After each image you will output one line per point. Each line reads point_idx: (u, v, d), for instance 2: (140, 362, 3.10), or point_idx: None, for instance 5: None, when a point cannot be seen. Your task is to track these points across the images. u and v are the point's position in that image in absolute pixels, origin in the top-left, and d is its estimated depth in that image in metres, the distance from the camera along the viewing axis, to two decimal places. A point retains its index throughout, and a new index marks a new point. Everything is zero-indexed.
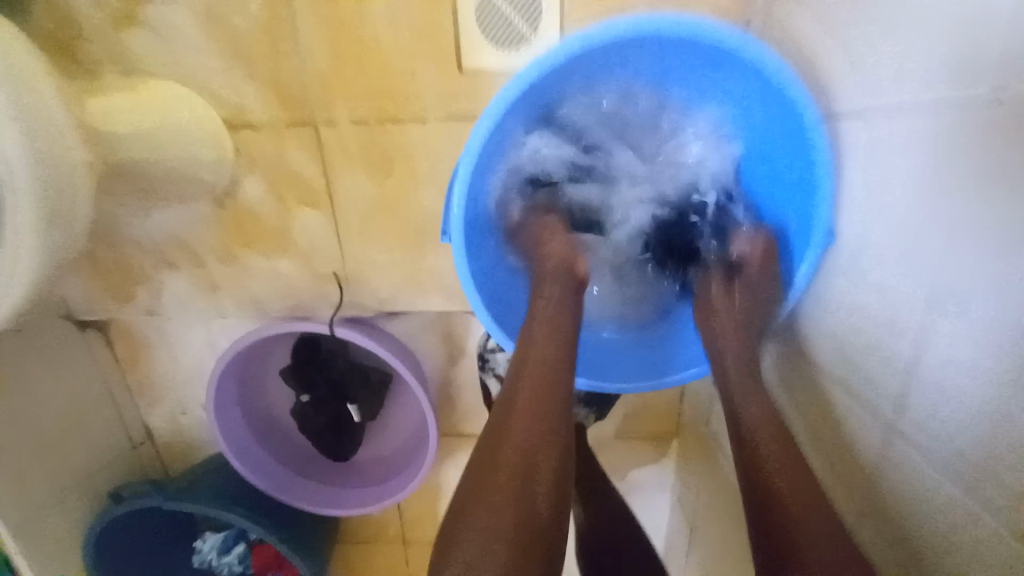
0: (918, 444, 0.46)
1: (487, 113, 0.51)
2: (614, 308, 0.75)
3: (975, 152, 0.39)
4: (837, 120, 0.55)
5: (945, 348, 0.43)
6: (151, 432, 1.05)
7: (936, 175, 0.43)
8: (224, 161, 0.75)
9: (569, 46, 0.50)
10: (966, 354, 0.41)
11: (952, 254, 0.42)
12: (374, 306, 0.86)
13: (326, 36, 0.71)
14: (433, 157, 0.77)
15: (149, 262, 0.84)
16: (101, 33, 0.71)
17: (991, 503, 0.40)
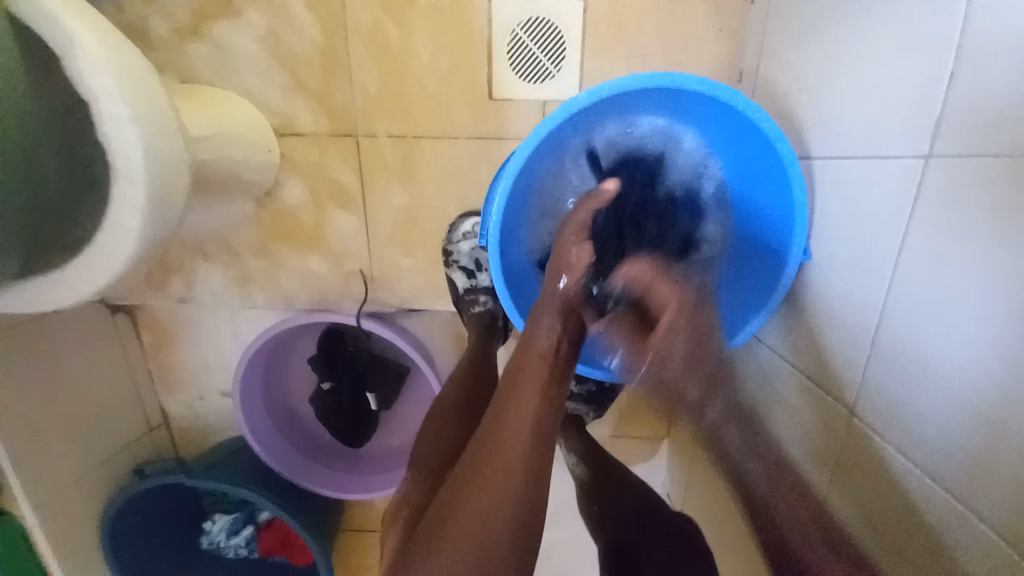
0: (913, 456, 0.50)
1: (535, 130, 0.60)
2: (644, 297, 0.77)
3: (978, 194, 0.43)
4: (809, 159, 0.66)
5: (942, 375, 0.46)
6: (167, 420, 1.05)
7: (948, 211, 0.46)
8: (271, 164, 0.83)
9: (607, 87, 0.59)
10: (959, 384, 0.45)
11: (948, 286, 0.45)
12: (397, 304, 0.93)
13: (375, 64, 0.80)
14: (459, 171, 0.86)
15: (187, 254, 0.90)
16: (169, 47, 0.79)
17: (988, 518, 0.43)
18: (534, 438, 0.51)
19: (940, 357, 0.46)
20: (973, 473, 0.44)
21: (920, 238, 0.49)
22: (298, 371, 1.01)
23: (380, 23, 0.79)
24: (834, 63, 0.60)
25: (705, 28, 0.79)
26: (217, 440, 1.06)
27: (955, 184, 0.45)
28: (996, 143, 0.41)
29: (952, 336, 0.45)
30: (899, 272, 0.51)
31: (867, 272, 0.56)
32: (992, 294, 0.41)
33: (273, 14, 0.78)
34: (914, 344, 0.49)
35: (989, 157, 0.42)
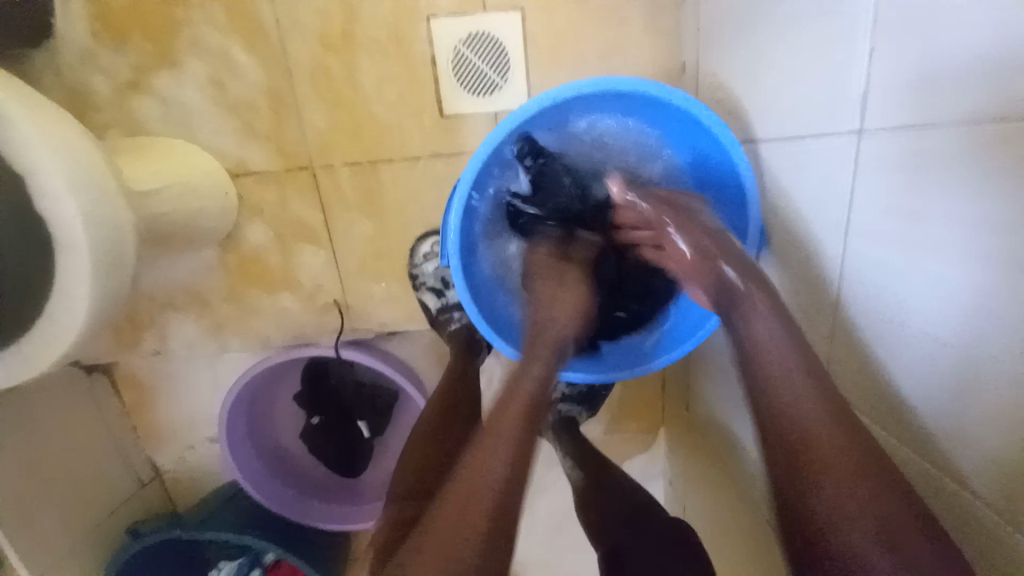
0: (883, 418, 0.52)
1: (480, 149, 0.61)
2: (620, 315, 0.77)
3: (915, 168, 0.44)
4: (753, 144, 0.67)
5: (905, 340, 0.48)
6: (159, 475, 1.04)
7: (893, 176, 0.47)
8: (230, 208, 0.82)
9: (541, 100, 0.60)
10: (916, 348, 0.46)
11: (908, 249, 0.46)
12: (376, 331, 0.93)
13: (321, 97, 0.80)
14: (420, 192, 0.86)
15: (156, 307, 0.89)
16: (110, 104, 0.79)
17: (976, 485, 0.43)
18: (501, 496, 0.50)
19: (899, 329, 0.48)
20: (944, 436, 0.46)
21: (868, 214, 0.50)
22: (283, 411, 1.01)
23: (322, 57, 0.79)
24: (762, 50, 0.62)
25: (643, 26, 0.80)
26: (212, 490, 1.05)
27: (886, 157, 0.47)
28: (912, 117, 0.44)
29: (913, 304, 0.46)
30: (858, 240, 0.51)
31: (820, 245, 0.57)
32: (944, 264, 0.43)
33: (212, 60, 0.78)
34: (875, 320, 0.51)
35: (922, 132, 0.43)
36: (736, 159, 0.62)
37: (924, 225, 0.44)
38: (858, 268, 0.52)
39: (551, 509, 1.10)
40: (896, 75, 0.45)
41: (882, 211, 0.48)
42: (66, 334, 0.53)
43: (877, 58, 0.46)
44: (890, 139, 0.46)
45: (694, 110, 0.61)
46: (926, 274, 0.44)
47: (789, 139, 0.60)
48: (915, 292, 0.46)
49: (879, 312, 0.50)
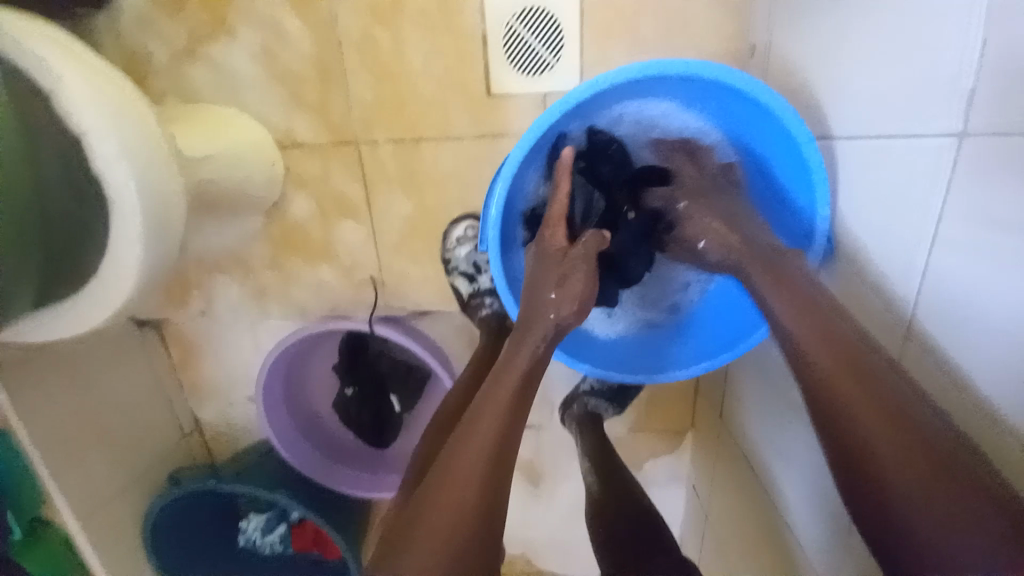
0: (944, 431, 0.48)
1: (541, 119, 0.58)
2: (639, 315, 0.78)
3: (1019, 178, 0.40)
4: (827, 139, 0.61)
5: (984, 353, 0.44)
6: (200, 427, 1.10)
7: (989, 182, 0.42)
8: (276, 178, 0.83)
9: (614, 75, 0.57)
10: (998, 365, 0.43)
11: (1000, 263, 0.42)
12: (408, 310, 0.94)
13: (369, 69, 0.79)
14: (463, 172, 0.84)
15: (203, 270, 0.92)
16: (169, 68, 0.80)
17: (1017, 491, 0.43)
18: (501, 425, 0.56)
19: (977, 344, 0.44)
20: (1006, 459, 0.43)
21: (961, 229, 0.45)
22: (318, 379, 1.04)
23: (373, 29, 0.77)
24: (849, 32, 0.55)
25: (709, 7, 0.74)
26: (247, 446, 1.10)
27: (982, 161, 0.43)
28: (1019, 118, 0.39)
29: (1000, 325, 0.42)
30: (943, 249, 0.47)
31: (898, 253, 0.52)
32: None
33: (266, 29, 0.78)
34: (947, 334, 0.47)
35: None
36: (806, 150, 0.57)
37: (1016, 241, 0.40)
38: (941, 278, 0.47)
39: (569, 499, 1.10)
40: (1008, 68, 0.40)
41: (972, 221, 0.44)
42: (113, 298, 0.56)
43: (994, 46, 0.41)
44: (993, 142, 0.42)
45: (765, 95, 0.57)
46: (1020, 293, 0.40)
47: (871, 140, 0.54)
48: (1002, 310, 0.42)
49: (954, 327, 0.46)
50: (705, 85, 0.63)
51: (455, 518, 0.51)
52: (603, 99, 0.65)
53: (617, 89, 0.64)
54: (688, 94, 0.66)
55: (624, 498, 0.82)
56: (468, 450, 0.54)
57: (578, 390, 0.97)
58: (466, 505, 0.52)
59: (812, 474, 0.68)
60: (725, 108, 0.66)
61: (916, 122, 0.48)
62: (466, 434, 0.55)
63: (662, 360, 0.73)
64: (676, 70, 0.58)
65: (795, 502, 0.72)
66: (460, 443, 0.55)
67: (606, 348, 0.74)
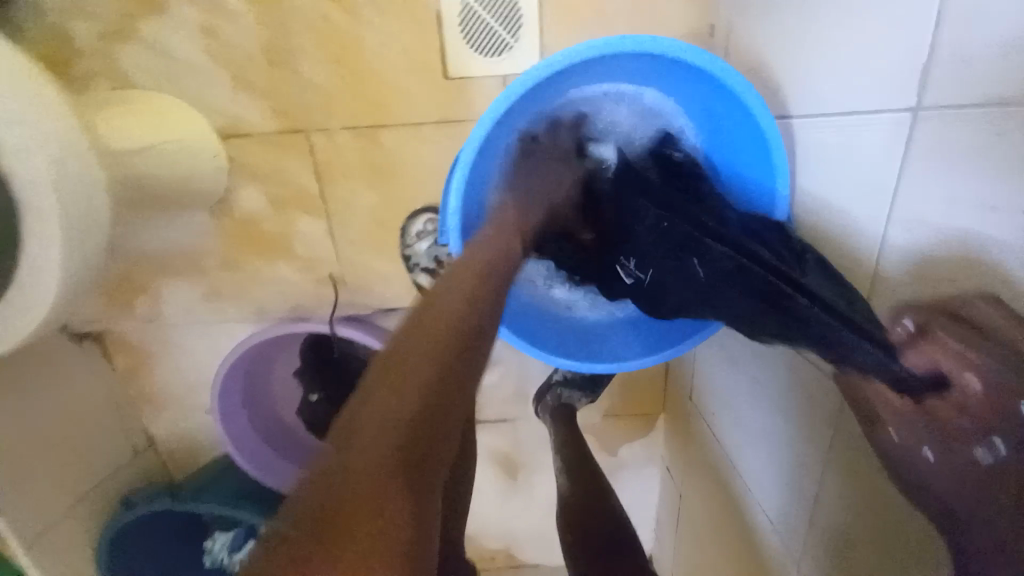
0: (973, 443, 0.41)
1: (499, 99, 0.56)
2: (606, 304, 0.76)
3: (974, 150, 0.40)
4: (786, 118, 0.61)
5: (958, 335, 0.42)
6: (153, 443, 1.02)
7: (947, 155, 0.42)
8: (220, 171, 0.77)
9: (574, 53, 0.55)
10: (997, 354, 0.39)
11: (961, 236, 0.42)
12: (373, 306, 0.90)
13: (318, 51, 0.74)
14: (424, 159, 0.81)
15: (146, 273, 0.85)
16: (93, 50, 0.73)
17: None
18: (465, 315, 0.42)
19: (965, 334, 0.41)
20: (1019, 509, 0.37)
21: (914, 199, 0.45)
22: (279, 385, 0.98)
23: (321, 8, 0.72)
24: (807, 7, 0.55)
25: None
26: (206, 459, 1.03)
27: (942, 133, 0.42)
28: (979, 87, 0.39)
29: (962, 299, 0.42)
30: (908, 222, 0.46)
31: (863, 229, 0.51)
32: (1001, 254, 0.39)
33: (201, 6, 0.72)
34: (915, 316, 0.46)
35: (996, 107, 0.38)
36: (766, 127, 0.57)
37: (979, 214, 0.40)
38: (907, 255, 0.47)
39: (548, 489, 1.09)
40: (965, 39, 0.40)
41: (934, 196, 0.44)
42: (28, 314, 0.50)
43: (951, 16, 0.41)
44: (950, 114, 0.42)
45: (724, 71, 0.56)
46: (980, 264, 0.40)
47: (829, 117, 0.54)
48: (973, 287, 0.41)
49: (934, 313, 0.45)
50: (667, 65, 0.61)
51: (410, 464, 0.32)
52: (564, 81, 0.63)
53: (578, 70, 0.62)
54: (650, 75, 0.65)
55: (595, 492, 0.82)
56: (423, 350, 0.37)
57: (552, 380, 0.96)
58: (433, 422, 0.34)
59: (776, 445, 0.69)
60: (688, 90, 0.65)
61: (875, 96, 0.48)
62: (422, 330, 0.39)
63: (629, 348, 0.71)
64: (637, 49, 0.56)
65: (763, 480, 0.73)
66: (416, 340, 0.38)
67: (574, 340, 0.72)
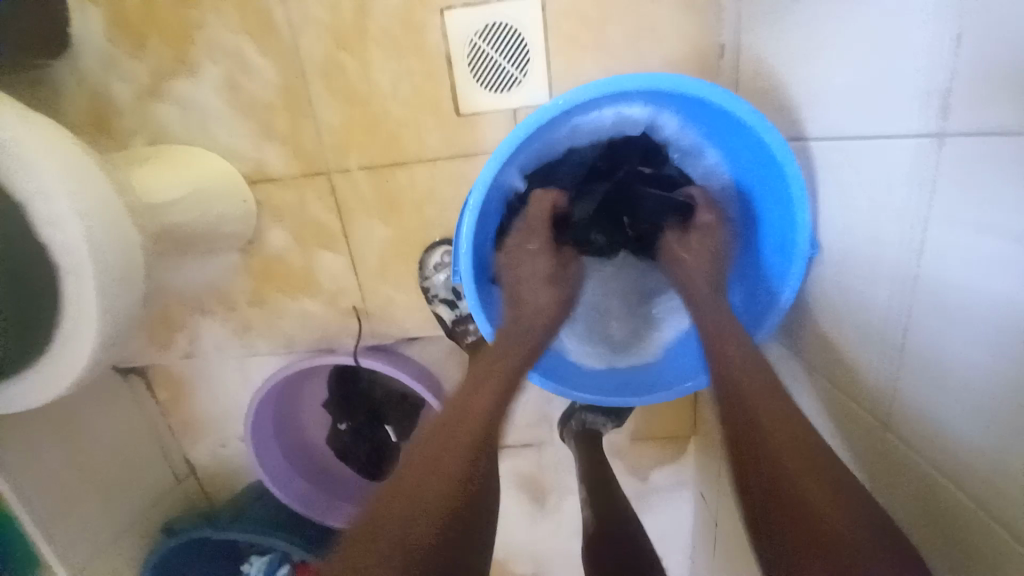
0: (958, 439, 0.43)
1: (501, 145, 0.57)
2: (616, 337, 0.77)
3: (993, 171, 0.38)
4: (803, 139, 0.61)
5: (965, 371, 0.42)
6: (195, 470, 1.06)
7: (971, 185, 0.40)
8: (249, 213, 0.81)
9: (575, 97, 0.56)
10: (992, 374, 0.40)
11: (979, 268, 0.40)
12: (396, 336, 0.91)
13: (335, 95, 0.78)
14: (439, 191, 0.82)
15: (184, 311, 0.90)
16: (132, 110, 0.79)
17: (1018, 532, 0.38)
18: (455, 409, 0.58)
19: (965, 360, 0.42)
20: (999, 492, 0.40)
21: (940, 228, 0.43)
22: (309, 415, 1.02)
23: (336, 55, 0.76)
24: (822, 32, 0.54)
25: (675, 8, 0.73)
26: (243, 487, 1.07)
27: (967, 161, 0.40)
28: (1002, 115, 0.37)
29: (965, 332, 0.42)
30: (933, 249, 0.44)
31: (890, 254, 0.50)
32: (998, 279, 0.38)
33: (227, 62, 0.77)
34: (922, 341, 0.47)
35: (1017, 135, 0.36)
36: (779, 151, 0.56)
37: (1006, 247, 0.37)
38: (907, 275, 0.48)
39: (576, 514, 1.08)
40: (980, 63, 0.38)
41: (954, 229, 0.42)
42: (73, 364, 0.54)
43: (970, 40, 0.39)
44: (976, 141, 0.39)
45: (724, 98, 0.56)
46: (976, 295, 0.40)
47: (850, 142, 0.53)
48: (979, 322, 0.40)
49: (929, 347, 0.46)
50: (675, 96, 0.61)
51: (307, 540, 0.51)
52: (570, 117, 0.65)
53: (583, 106, 0.62)
54: (661, 104, 0.65)
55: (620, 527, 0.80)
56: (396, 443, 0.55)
57: (576, 406, 0.95)
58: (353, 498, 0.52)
59: None
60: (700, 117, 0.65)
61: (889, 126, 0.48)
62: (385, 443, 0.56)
63: (648, 376, 0.71)
64: (639, 85, 0.56)
65: None
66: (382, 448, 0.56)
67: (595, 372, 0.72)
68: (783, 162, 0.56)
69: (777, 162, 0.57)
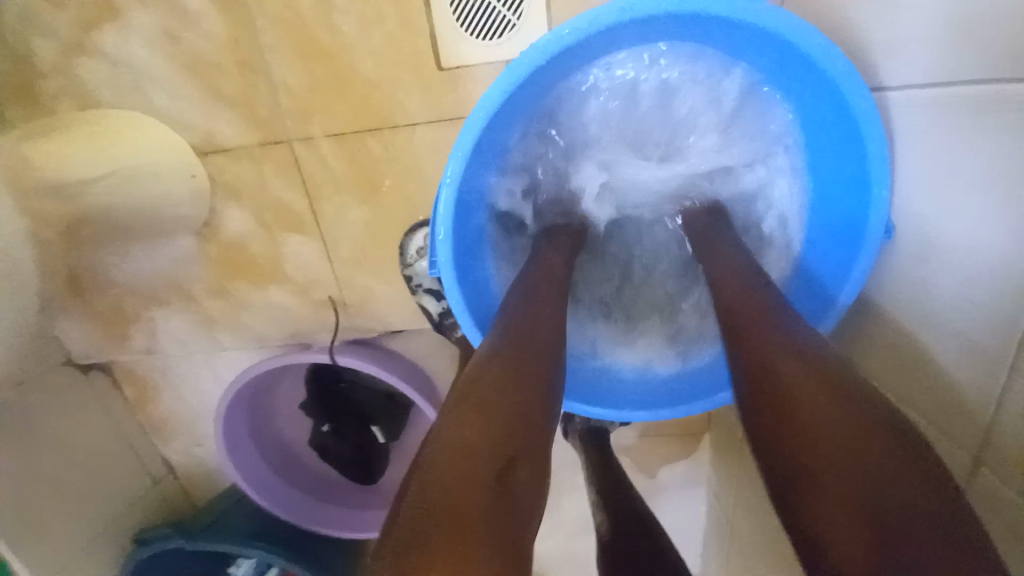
0: None
1: (492, 87, 0.45)
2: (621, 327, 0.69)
3: None
4: (880, 91, 0.50)
5: None
6: (172, 469, 0.98)
7: None
8: (201, 191, 0.70)
9: (583, 24, 0.43)
10: None
11: None
12: (377, 329, 0.81)
13: (292, 48, 0.65)
14: (421, 163, 0.70)
15: (140, 302, 0.80)
16: (55, 69, 0.66)
17: None
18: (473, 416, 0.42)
19: None
20: None
21: None
22: (288, 413, 0.93)
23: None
24: None
25: None
26: (222, 487, 0.99)
27: None
28: None
29: None
30: None
31: (994, 221, 0.40)
32: None
33: (161, 8, 0.64)
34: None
35: None
36: (851, 89, 0.44)
37: None
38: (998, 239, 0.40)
39: (580, 515, 1.00)
40: None
41: None
42: None
43: None
44: None
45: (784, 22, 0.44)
46: None
47: (948, 87, 0.43)
48: None
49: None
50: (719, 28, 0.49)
51: None
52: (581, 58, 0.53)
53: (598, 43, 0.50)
54: (700, 41, 0.54)
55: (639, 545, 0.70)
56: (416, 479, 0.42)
57: None
58: None
59: None
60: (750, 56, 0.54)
61: (1006, 65, 0.37)
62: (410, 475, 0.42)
63: (665, 383, 0.62)
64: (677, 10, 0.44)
65: None
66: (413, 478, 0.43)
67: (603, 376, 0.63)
68: (853, 106, 0.45)
69: (844, 103, 0.46)
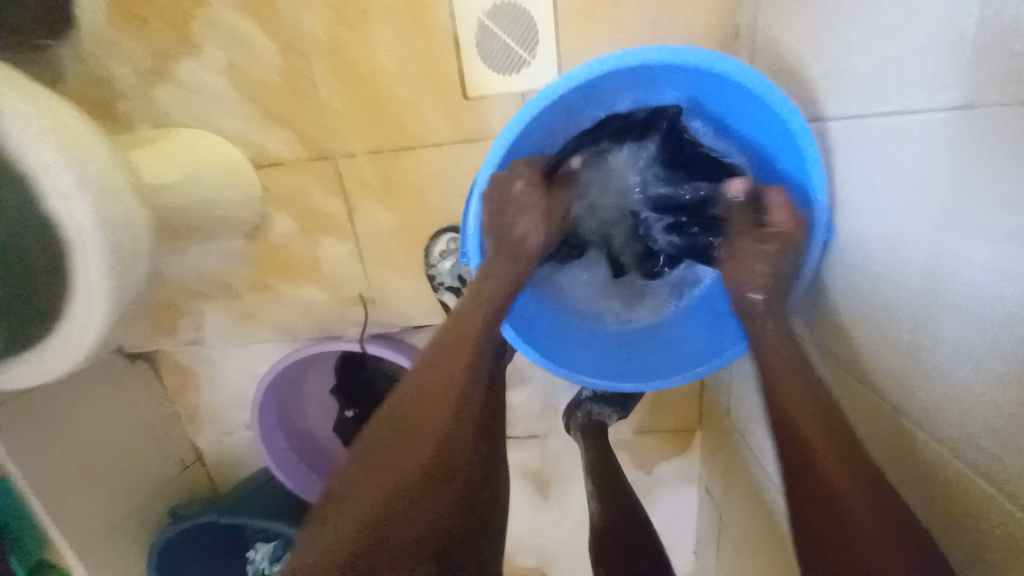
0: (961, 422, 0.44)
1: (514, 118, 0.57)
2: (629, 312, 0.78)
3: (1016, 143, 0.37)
4: (821, 121, 0.59)
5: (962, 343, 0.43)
6: (201, 456, 1.06)
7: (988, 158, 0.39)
8: (253, 198, 0.81)
9: (579, 74, 0.55)
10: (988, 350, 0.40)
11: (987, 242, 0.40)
12: (400, 324, 0.91)
13: (339, 78, 0.77)
14: (445, 177, 0.81)
15: (188, 297, 0.90)
16: (135, 93, 0.78)
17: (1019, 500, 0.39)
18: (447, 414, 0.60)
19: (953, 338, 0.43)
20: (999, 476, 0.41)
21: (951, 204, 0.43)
22: (314, 403, 1.01)
23: (339, 38, 0.75)
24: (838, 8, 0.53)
25: None
26: (247, 473, 1.07)
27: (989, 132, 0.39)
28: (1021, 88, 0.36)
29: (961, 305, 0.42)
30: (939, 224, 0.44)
31: (894, 229, 0.49)
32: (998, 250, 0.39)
33: (230, 44, 0.76)
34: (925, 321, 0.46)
35: None
36: (792, 120, 0.55)
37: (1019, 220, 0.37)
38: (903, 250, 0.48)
39: (580, 505, 1.07)
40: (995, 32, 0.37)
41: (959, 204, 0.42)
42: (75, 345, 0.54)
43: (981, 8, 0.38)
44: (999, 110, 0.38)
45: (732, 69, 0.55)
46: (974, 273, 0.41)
47: (865, 120, 0.51)
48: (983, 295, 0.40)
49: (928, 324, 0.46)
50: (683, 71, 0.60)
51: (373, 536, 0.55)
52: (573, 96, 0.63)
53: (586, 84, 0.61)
54: (669, 81, 0.64)
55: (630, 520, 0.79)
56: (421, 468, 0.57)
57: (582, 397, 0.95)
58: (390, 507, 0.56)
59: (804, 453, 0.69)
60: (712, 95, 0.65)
61: (899, 103, 0.47)
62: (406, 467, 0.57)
63: (666, 355, 0.71)
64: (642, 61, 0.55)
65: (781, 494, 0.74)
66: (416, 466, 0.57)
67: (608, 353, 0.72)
68: (795, 133, 0.55)
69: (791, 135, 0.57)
